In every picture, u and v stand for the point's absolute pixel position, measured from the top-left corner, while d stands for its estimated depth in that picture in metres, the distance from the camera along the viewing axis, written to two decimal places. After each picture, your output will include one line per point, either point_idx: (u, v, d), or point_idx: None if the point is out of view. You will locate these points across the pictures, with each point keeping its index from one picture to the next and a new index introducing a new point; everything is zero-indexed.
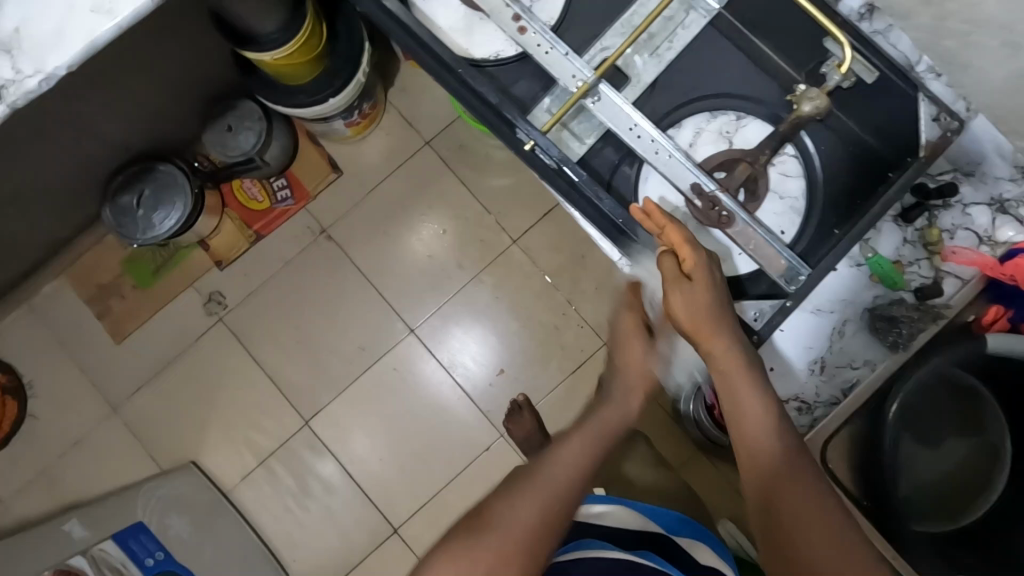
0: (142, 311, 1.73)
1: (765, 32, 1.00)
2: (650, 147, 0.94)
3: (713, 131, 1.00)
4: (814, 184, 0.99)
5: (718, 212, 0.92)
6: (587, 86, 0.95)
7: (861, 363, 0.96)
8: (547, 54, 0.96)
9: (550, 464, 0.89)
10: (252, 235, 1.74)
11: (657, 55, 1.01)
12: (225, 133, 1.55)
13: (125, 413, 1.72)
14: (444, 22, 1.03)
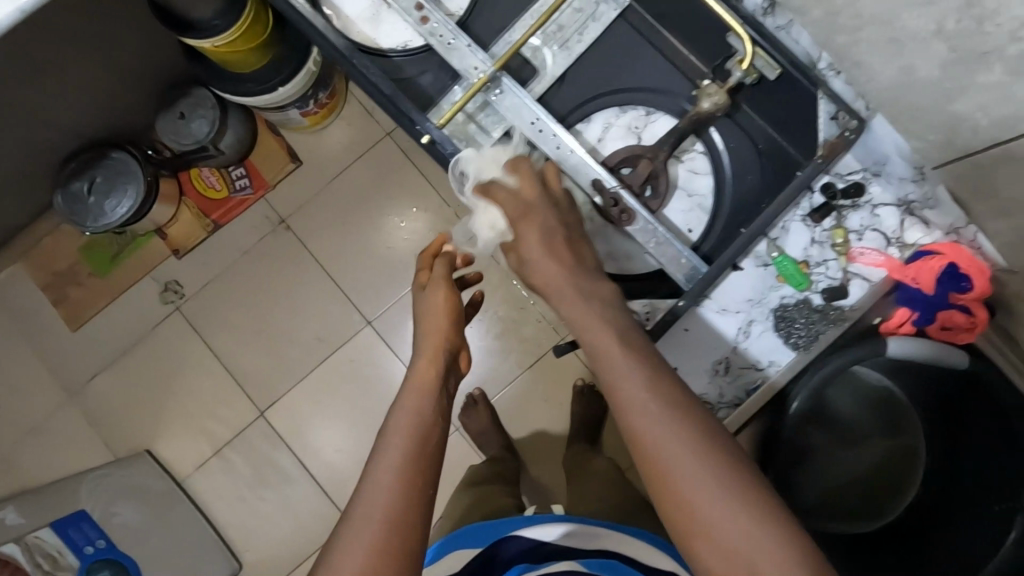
0: (99, 299, 1.72)
1: (679, 25, 1.02)
2: (551, 142, 0.96)
3: (622, 126, 1.03)
4: (723, 181, 1.02)
5: (620, 209, 0.93)
6: (487, 78, 0.96)
7: (767, 363, 0.96)
8: (450, 44, 0.97)
9: (402, 435, 0.81)
10: (210, 225, 1.73)
11: (567, 48, 1.00)
12: (177, 121, 1.55)
13: (80, 400, 1.72)
14: (351, 11, 1.04)
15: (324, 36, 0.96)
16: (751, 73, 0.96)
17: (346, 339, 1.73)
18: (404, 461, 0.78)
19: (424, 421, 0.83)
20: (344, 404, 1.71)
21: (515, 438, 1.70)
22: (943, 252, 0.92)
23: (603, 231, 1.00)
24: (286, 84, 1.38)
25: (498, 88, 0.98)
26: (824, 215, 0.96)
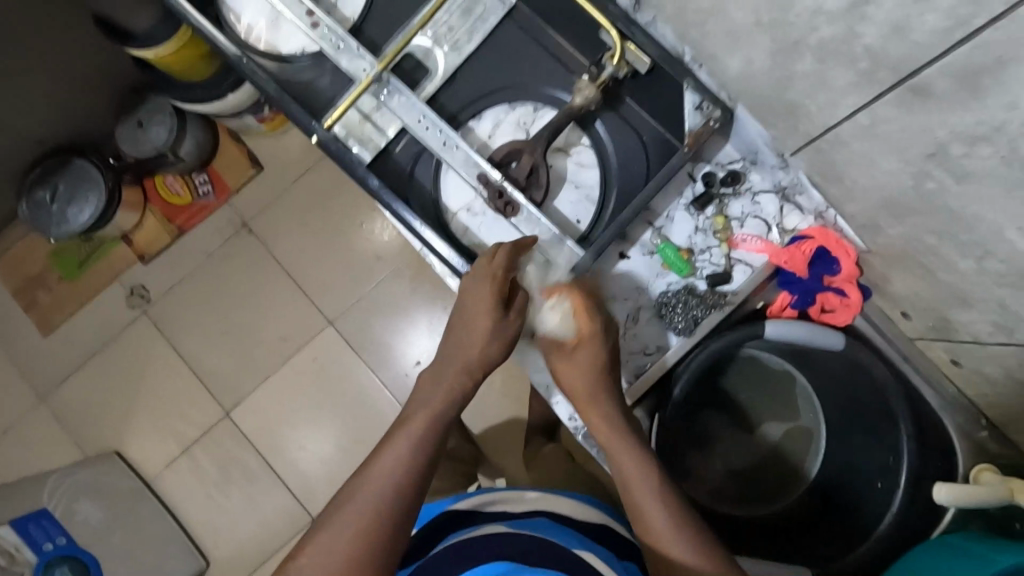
0: (68, 304, 1.77)
1: (564, 25, 1.01)
2: (438, 138, 0.96)
3: (512, 122, 1.03)
4: (610, 173, 1.01)
5: (504, 202, 0.95)
6: (371, 78, 0.97)
7: (653, 350, 0.97)
8: (337, 48, 0.98)
9: (399, 454, 0.83)
10: (174, 230, 1.77)
11: (457, 48, 1.01)
12: (136, 129, 1.60)
13: (51, 403, 1.76)
14: (250, 19, 1.07)
15: (216, 42, 0.98)
16: (622, 67, 0.94)
17: (310, 338, 1.77)
18: (397, 487, 0.80)
19: (425, 435, 0.85)
20: (308, 402, 1.75)
21: (475, 433, 1.72)
22: (812, 236, 0.90)
23: (494, 227, 1.01)
24: (234, 90, 1.41)
25: (386, 86, 0.97)
26: (705, 203, 0.97)
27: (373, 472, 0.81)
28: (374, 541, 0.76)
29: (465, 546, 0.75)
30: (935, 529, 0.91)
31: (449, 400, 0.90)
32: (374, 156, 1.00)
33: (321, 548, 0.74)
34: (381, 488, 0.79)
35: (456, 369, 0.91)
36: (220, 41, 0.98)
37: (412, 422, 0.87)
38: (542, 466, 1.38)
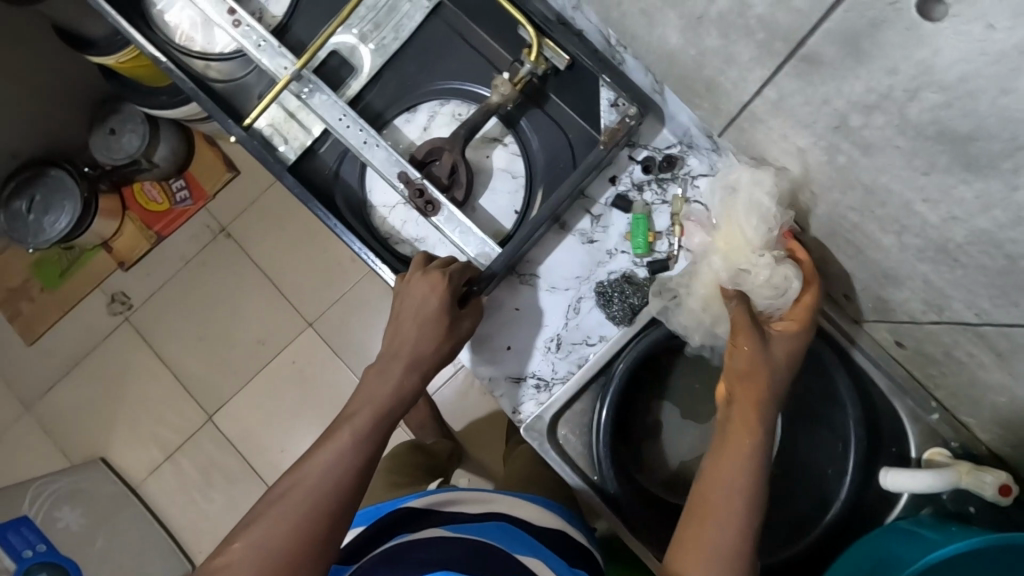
0: (51, 313, 1.78)
1: (484, 20, 1.01)
2: (358, 136, 0.94)
3: (445, 115, 1.02)
4: (536, 167, 1.01)
5: (424, 200, 0.92)
6: (288, 77, 0.95)
7: (597, 338, 0.98)
8: (259, 48, 0.97)
9: (340, 449, 0.80)
10: (153, 236, 1.78)
11: (383, 47, 1.02)
12: (109, 137, 1.61)
13: (38, 411, 1.78)
14: (174, 19, 1.07)
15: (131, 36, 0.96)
16: (541, 63, 0.92)
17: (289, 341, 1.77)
18: (334, 480, 0.77)
19: (369, 433, 0.82)
20: (287, 405, 1.75)
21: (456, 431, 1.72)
22: None
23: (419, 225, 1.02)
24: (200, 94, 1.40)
25: (305, 84, 0.96)
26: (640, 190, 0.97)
27: (310, 464, 0.78)
28: (313, 529, 0.73)
29: (425, 548, 0.76)
30: (891, 512, 0.90)
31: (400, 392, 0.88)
32: (299, 155, 1.00)
33: (249, 542, 0.71)
34: (316, 482, 0.76)
35: (404, 365, 0.89)
36: (136, 38, 0.97)
37: (357, 416, 0.84)
38: (516, 462, 1.37)
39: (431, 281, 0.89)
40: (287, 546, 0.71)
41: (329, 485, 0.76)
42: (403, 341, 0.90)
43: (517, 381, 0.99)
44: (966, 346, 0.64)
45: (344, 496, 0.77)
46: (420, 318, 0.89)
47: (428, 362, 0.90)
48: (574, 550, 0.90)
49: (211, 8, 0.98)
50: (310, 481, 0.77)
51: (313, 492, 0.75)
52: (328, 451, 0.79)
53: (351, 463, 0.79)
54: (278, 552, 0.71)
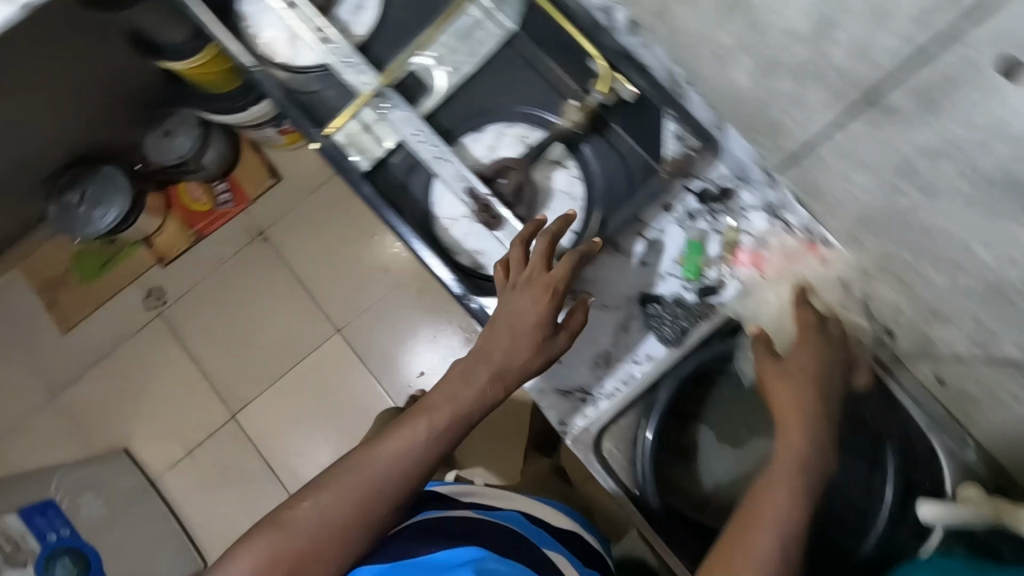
0: (87, 303, 1.83)
1: (553, 51, 1.05)
2: (432, 152, 1.00)
3: (511, 136, 1.08)
4: (594, 190, 1.05)
5: (489, 214, 0.98)
6: (371, 93, 1.02)
7: (643, 358, 1.02)
8: (344, 64, 1.03)
9: (416, 446, 0.82)
10: (193, 235, 1.83)
11: (457, 69, 1.07)
12: (162, 138, 1.66)
13: (63, 399, 1.80)
14: (264, 34, 1.11)
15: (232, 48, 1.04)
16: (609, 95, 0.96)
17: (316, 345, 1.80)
18: (402, 470, 0.81)
19: (440, 437, 0.84)
20: (310, 408, 1.78)
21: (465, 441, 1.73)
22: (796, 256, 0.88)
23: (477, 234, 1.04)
24: (256, 103, 1.47)
25: (383, 102, 1.02)
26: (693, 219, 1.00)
27: (383, 458, 0.81)
28: (363, 516, 0.78)
29: (463, 525, 0.85)
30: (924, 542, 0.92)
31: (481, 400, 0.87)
32: (372, 165, 1.05)
33: (315, 515, 0.77)
34: (393, 477, 0.80)
35: (490, 371, 0.88)
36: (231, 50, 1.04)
37: (426, 415, 0.85)
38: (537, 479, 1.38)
39: (536, 291, 0.89)
40: (347, 524, 0.77)
41: (398, 484, 0.80)
42: (494, 349, 0.89)
43: (563, 394, 1.04)
44: (1005, 385, 0.67)
45: (407, 491, 0.81)
46: (523, 330, 0.89)
47: (515, 373, 0.89)
48: (586, 553, 0.98)
49: (303, 23, 1.05)
50: (385, 478, 0.80)
51: (387, 484, 0.80)
52: (405, 446, 0.82)
53: (408, 460, 0.82)
54: (339, 526, 0.77)
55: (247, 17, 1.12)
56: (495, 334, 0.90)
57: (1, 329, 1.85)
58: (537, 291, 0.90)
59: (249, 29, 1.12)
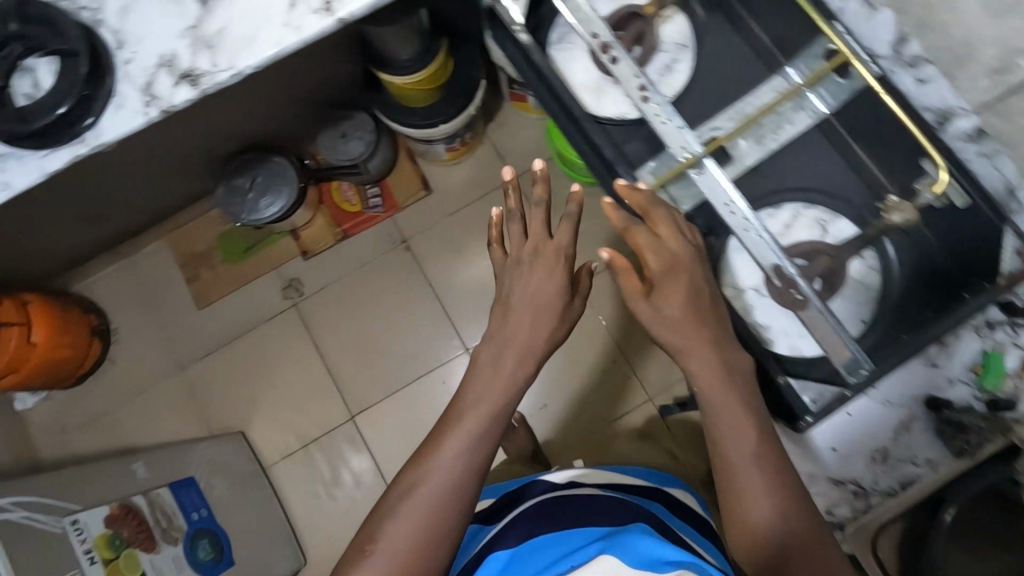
0: (227, 283, 1.86)
1: (864, 138, 0.89)
2: (740, 225, 0.80)
3: (809, 217, 0.89)
4: (888, 291, 0.85)
5: (794, 294, 0.78)
6: (694, 159, 0.80)
7: (920, 462, 0.79)
8: (662, 125, 0.81)
9: (485, 414, 0.85)
10: (339, 234, 1.86)
11: (761, 142, 0.88)
12: (337, 139, 1.71)
13: (190, 375, 1.83)
14: (573, 75, 0.90)
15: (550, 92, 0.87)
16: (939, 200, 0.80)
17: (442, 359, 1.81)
18: (455, 481, 0.81)
19: (492, 421, 0.85)
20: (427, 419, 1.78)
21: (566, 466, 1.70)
22: None
23: (764, 312, 0.83)
24: (447, 123, 1.50)
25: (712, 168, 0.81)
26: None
27: (443, 454, 0.82)
28: (430, 527, 0.78)
29: (572, 508, 0.93)
30: None
31: (516, 377, 0.89)
32: None
33: (398, 524, 0.77)
34: (455, 472, 0.81)
35: (517, 354, 0.90)
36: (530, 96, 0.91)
37: (467, 417, 0.85)
38: None
39: (547, 263, 0.96)
40: (435, 532, 0.78)
41: (467, 477, 0.81)
42: (518, 329, 0.91)
43: None
44: None
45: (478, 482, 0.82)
46: (528, 311, 0.93)
47: (540, 350, 0.92)
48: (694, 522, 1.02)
49: (630, 68, 0.82)
50: (443, 471, 0.81)
51: (446, 479, 0.80)
52: (460, 437, 0.83)
53: (468, 462, 0.82)
54: (423, 531, 0.77)
55: (553, 48, 0.90)
56: (515, 319, 0.92)
57: (138, 295, 1.88)
58: (541, 262, 0.96)
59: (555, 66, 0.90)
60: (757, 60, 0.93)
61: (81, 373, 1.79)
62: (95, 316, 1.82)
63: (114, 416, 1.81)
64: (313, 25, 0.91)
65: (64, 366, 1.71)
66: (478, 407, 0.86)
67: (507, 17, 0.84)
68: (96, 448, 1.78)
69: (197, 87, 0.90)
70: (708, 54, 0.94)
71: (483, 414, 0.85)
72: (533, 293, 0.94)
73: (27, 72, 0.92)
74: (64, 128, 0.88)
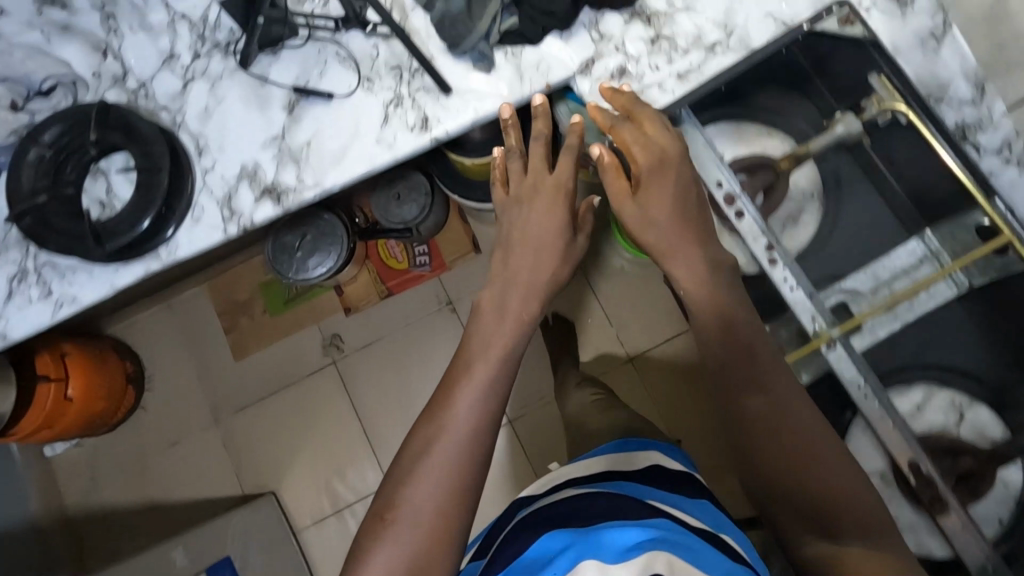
0: (266, 336, 1.80)
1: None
2: (876, 413, 0.72)
3: (945, 401, 0.76)
4: None
5: (930, 498, 0.70)
6: (827, 333, 0.73)
7: None
8: (791, 291, 0.75)
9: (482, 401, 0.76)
10: (384, 291, 1.80)
11: (897, 313, 0.75)
12: (391, 200, 1.61)
13: (224, 429, 1.79)
14: None
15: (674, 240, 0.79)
16: None
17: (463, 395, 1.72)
18: (460, 467, 0.71)
19: (504, 364, 0.79)
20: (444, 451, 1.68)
21: None
22: None
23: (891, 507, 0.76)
24: None
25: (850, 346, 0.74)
26: None
27: (464, 393, 0.76)
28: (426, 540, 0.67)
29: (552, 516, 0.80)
30: None
31: (514, 342, 0.82)
32: None
33: (405, 514, 0.68)
34: (465, 428, 0.73)
35: (522, 296, 0.85)
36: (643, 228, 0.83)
37: (467, 381, 0.77)
38: None
39: (547, 196, 0.87)
40: (458, 455, 0.71)
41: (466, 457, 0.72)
42: (518, 268, 0.86)
43: None
44: None
45: (503, 377, 0.78)
46: (558, 203, 0.87)
47: (544, 291, 0.86)
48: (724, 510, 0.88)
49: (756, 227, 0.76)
50: (459, 387, 0.77)
51: (439, 482, 0.70)
52: (463, 413, 0.75)
53: (465, 465, 0.71)
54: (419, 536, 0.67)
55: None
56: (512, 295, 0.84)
57: (175, 341, 1.83)
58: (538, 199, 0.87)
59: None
60: (896, 221, 0.79)
61: (115, 420, 1.73)
62: (131, 362, 1.77)
63: (147, 464, 1.77)
64: (407, 144, 0.85)
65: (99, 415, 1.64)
66: (474, 369, 0.78)
67: (631, 163, 0.78)
68: (126, 499, 1.74)
69: (279, 205, 0.84)
70: (841, 210, 0.80)
71: (484, 377, 0.77)
72: (547, 214, 0.87)
73: (101, 175, 0.86)
74: (139, 246, 0.82)
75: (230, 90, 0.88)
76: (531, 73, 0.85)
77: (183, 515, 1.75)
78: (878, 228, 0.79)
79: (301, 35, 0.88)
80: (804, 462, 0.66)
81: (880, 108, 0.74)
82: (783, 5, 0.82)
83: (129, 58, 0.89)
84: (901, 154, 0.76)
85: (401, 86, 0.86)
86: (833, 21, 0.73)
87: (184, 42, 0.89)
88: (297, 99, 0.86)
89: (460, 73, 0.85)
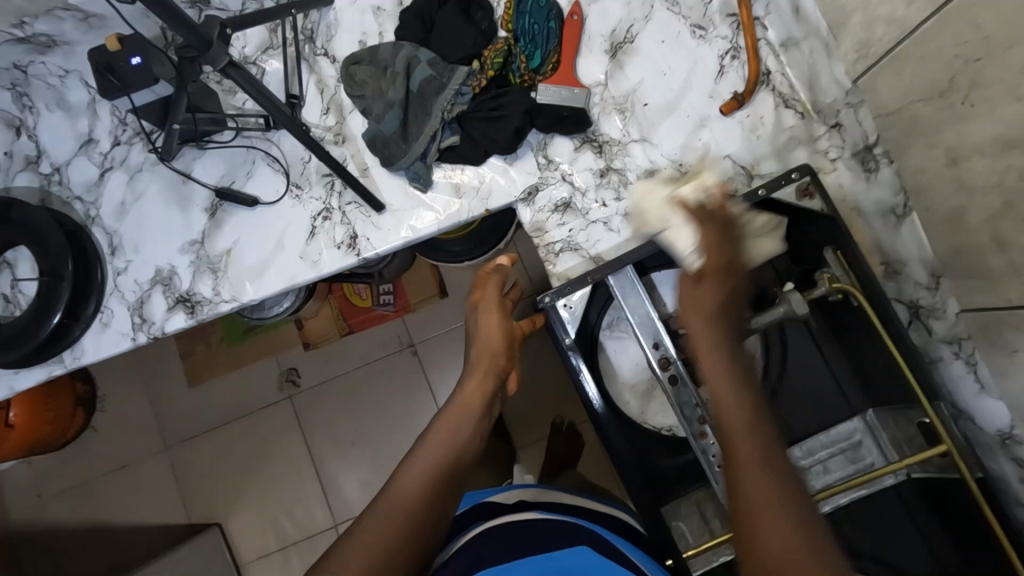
0: (221, 365, 1.38)
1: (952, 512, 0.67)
2: None
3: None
4: None
5: None
6: None
7: None
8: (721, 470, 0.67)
9: (458, 422, 0.65)
10: (346, 329, 1.34)
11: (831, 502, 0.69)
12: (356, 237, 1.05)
13: (174, 459, 1.39)
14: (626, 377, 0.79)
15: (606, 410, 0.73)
16: None
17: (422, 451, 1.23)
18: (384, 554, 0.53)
19: (467, 437, 0.65)
20: None
21: None
22: None
23: None
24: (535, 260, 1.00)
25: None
26: None
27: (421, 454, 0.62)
28: (408, 549, 0.55)
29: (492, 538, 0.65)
30: None
31: (485, 401, 0.68)
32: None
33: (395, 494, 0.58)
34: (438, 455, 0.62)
35: (460, 402, 0.67)
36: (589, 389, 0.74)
37: (458, 392, 0.68)
38: None
39: (498, 312, 0.73)
40: (419, 480, 0.59)
41: (473, 446, 0.65)
42: (493, 337, 0.72)
43: None
44: None
45: (478, 413, 0.67)
46: (498, 307, 0.74)
47: (498, 349, 0.71)
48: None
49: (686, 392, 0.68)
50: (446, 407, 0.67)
51: (441, 457, 0.62)
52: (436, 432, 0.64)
53: (457, 446, 0.63)
54: (393, 500, 0.58)
55: (602, 335, 0.79)
56: (468, 384, 0.69)
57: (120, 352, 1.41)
58: (492, 318, 0.73)
59: (602, 356, 0.80)
60: (839, 394, 0.76)
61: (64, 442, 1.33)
62: (81, 381, 1.35)
63: (94, 487, 1.38)
64: (331, 262, 0.79)
65: (39, 447, 1.22)
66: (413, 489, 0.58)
67: (559, 325, 0.74)
68: (68, 519, 1.38)
69: (191, 317, 0.79)
70: (787, 374, 0.78)
71: (443, 443, 0.63)
72: (499, 329, 0.72)
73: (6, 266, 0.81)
74: (39, 357, 0.76)
75: (149, 185, 0.82)
76: (470, 194, 0.79)
77: (131, 547, 1.37)
78: (823, 403, 0.76)
79: (229, 129, 0.81)
80: (756, 495, 0.45)
81: (832, 287, 0.67)
82: (742, 146, 0.77)
83: (45, 139, 0.82)
84: (857, 339, 0.72)
85: (330, 197, 0.80)
86: (793, 191, 0.68)
87: (104, 126, 0.83)
88: (220, 202, 0.81)
89: (394, 189, 0.80)
